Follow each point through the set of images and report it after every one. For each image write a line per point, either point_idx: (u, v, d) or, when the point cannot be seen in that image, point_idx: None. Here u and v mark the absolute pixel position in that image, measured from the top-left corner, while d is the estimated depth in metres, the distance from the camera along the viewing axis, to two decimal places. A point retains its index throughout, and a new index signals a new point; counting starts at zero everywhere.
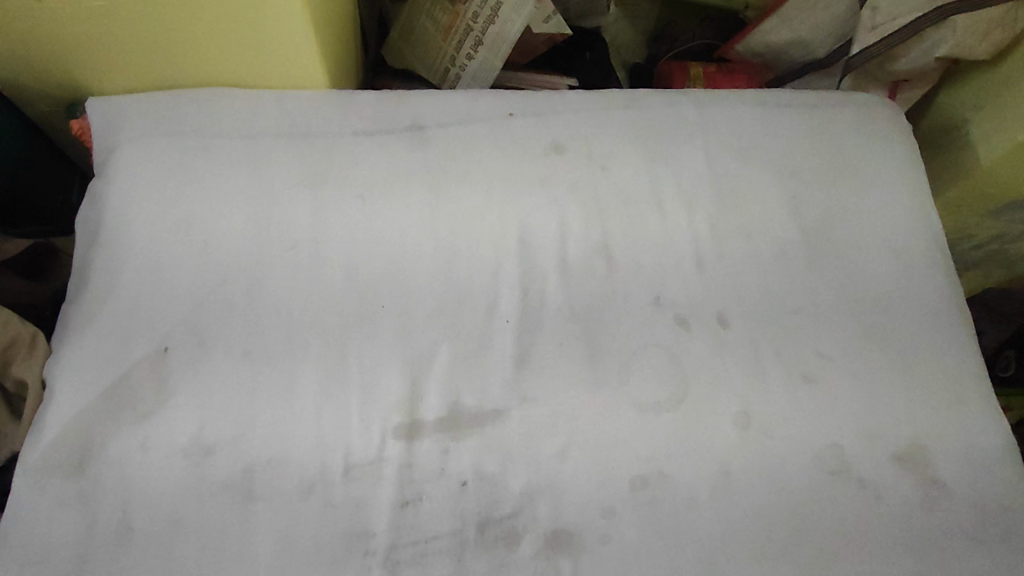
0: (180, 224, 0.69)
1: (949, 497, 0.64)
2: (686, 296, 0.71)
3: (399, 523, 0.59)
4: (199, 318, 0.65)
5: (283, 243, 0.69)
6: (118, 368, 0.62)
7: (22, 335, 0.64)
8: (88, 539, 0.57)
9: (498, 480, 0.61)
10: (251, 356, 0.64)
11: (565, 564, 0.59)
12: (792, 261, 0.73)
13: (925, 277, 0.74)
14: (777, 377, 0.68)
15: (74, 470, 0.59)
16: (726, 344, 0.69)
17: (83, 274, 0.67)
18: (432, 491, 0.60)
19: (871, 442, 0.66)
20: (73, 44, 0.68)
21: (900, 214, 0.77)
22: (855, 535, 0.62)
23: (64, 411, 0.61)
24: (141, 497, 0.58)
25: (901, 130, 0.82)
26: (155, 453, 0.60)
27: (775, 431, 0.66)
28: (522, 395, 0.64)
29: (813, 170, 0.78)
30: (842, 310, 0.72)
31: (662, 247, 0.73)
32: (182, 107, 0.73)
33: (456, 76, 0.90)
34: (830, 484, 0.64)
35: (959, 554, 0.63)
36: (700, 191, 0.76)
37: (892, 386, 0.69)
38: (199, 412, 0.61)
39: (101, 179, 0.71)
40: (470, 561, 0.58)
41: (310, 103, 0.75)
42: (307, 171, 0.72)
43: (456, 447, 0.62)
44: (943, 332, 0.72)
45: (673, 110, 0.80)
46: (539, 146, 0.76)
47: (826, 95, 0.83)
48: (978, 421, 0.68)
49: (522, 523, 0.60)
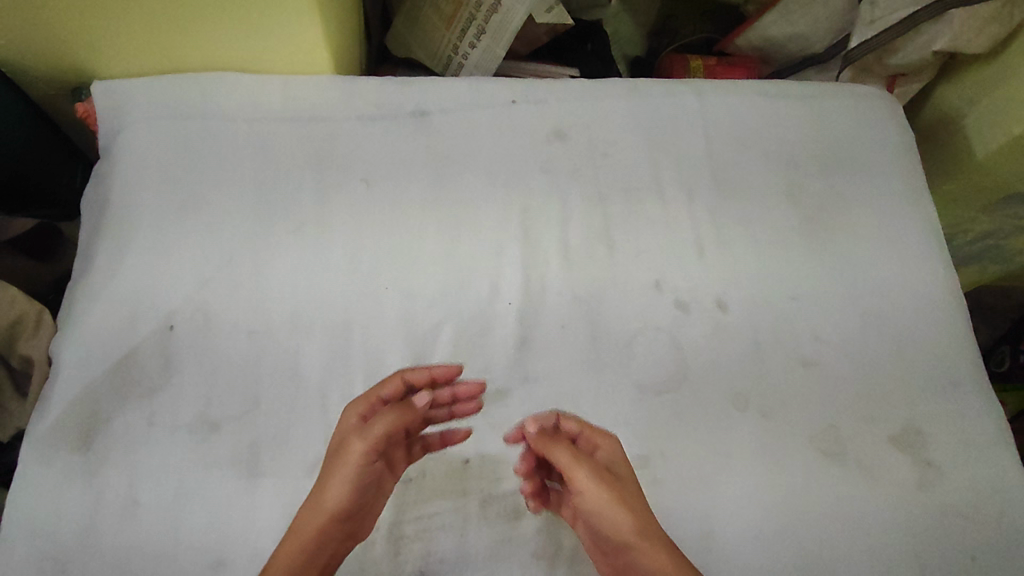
0: (186, 205, 0.69)
1: (944, 479, 0.66)
2: (686, 281, 0.72)
3: (402, 499, 0.60)
4: (204, 297, 0.65)
5: (288, 224, 0.69)
6: (123, 345, 0.63)
7: (28, 313, 0.65)
8: (95, 512, 0.57)
9: (501, 457, 0.62)
10: (256, 336, 0.64)
11: (566, 541, 0.60)
12: (790, 248, 0.74)
13: (922, 265, 0.75)
14: (775, 361, 0.69)
15: (80, 445, 0.60)
16: (725, 327, 0.70)
17: (88, 253, 0.68)
18: (435, 468, 0.61)
19: (867, 424, 0.67)
20: (78, 26, 0.68)
21: (897, 203, 0.78)
22: (851, 515, 0.63)
23: (70, 387, 0.61)
24: (146, 472, 0.59)
25: (898, 121, 0.83)
26: (161, 429, 0.60)
27: (773, 414, 0.67)
28: (524, 376, 0.65)
29: (811, 160, 0.79)
30: (840, 297, 0.73)
31: (663, 233, 0.74)
32: (188, 90, 0.74)
33: (458, 65, 0.90)
34: (826, 465, 0.65)
35: (953, 534, 0.64)
36: (700, 178, 0.77)
37: (887, 370, 0.70)
38: (204, 389, 0.62)
39: (107, 160, 0.72)
40: (473, 536, 0.59)
41: (315, 88, 0.76)
42: (312, 155, 0.73)
43: (459, 426, 0.63)
44: (939, 319, 0.73)
45: (673, 99, 0.80)
46: (541, 133, 0.77)
47: (824, 86, 0.84)
48: (974, 406, 0.69)
49: (523, 501, 0.61)
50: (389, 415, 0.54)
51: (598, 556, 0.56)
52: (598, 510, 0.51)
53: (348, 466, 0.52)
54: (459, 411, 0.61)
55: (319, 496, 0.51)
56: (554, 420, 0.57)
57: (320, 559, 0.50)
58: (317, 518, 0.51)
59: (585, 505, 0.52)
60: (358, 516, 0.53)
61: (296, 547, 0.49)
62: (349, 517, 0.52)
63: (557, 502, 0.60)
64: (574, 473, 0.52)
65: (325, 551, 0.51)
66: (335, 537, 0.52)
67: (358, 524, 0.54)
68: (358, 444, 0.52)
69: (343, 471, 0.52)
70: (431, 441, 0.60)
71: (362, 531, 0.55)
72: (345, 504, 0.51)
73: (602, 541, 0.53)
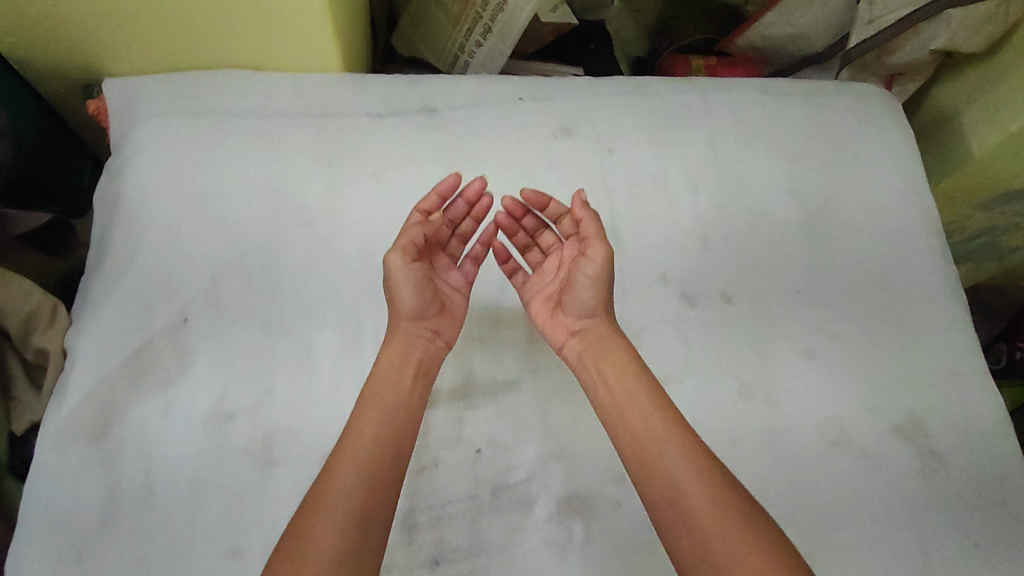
0: (198, 200, 0.70)
1: (947, 467, 0.67)
2: (692, 274, 0.73)
3: (415, 488, 0.60)
4: (218, 290, 0.66)
5: (300, 218, 0.70)
6: (138, 337, 0.64)
7: (43, 305, 0.66)
8: (112, 501, 0.58)
9: (512, 447, 0.63)
10: (269, 328, 0.65)
11: (577, 528, 0.61)
12: (794, 242, 0.76)
13: (922, 259, 0.77)
14: (780, 352, 0.70)
15: (96, 435, 0.60)
16: (730, 319, 0.71)
17: (101, 248, 0.68)
18: (447, 458, 0.62)
19: (871, 414, 0.68)
20: (93, 24, 0.69)
21: (898, 198, 0.79)
22: (856, 502, 0.65)
23: (85, 379, 0.62)
24: (163, 461, 0.59)
25: (898, 118, 0.85)
26: (176, 419, 0.61)
27: (778, 404, 0.68)
28: (534, 367, 0.66)
29: (813, 155, 0.81)
30: (843, 290, 0.74)
31: (669, 226, 0.75)
32: (199, 87, 0.75)
33: (465, 63, 0.92)
34: (831, 454, 0.66)
35: (956, 521, 0.65)
36: (704, 174, 0.78)
37: (890, 361, 0.71)
38: (219, 380, 0.63)
39: (119, 156, 0.72)
40: (485, 524, 0.60)
41: (325, 85, 0.77)
42: (322, 151, 0.74)
43: (471, 416, 0.63)
44: (940, 311, 0.74)
45: (678, 96, 0.82)
46: (548, 129, 0.78)
47: (825, 84, 0.85)
48: (975, 396, 0.70)
49: (535, 490, 0.62)
50: (414, 226, 0.62)
51: (550, 322, 0.65)
52: (593, 280, 0.61)
53: (399, 271, 0.60)
54: (480, 213, 0.69)
55: (395, 306, 0.62)
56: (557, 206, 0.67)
57: (413, 354, 0.61)
58: (401, 322, 0.62)
59: (587, 274, 0.61)
60: (435, 316, 0.63)
61: (393, 353, 0.60)
62: (424, 316, 0.62)
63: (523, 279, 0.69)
64: (592, 247, 0.61)
65: (416, 347, 0.61)
66: (421, 336, 0.62)
67: (442, 322, 0.64)
68: (397, 256, 0.60)
69: (402, 282, 0.60)
70: (478, 252, 0.68)
71: (452, 330, 0.64)
72: (415, 306, 0.62)
73: (573, 307, 0.63)
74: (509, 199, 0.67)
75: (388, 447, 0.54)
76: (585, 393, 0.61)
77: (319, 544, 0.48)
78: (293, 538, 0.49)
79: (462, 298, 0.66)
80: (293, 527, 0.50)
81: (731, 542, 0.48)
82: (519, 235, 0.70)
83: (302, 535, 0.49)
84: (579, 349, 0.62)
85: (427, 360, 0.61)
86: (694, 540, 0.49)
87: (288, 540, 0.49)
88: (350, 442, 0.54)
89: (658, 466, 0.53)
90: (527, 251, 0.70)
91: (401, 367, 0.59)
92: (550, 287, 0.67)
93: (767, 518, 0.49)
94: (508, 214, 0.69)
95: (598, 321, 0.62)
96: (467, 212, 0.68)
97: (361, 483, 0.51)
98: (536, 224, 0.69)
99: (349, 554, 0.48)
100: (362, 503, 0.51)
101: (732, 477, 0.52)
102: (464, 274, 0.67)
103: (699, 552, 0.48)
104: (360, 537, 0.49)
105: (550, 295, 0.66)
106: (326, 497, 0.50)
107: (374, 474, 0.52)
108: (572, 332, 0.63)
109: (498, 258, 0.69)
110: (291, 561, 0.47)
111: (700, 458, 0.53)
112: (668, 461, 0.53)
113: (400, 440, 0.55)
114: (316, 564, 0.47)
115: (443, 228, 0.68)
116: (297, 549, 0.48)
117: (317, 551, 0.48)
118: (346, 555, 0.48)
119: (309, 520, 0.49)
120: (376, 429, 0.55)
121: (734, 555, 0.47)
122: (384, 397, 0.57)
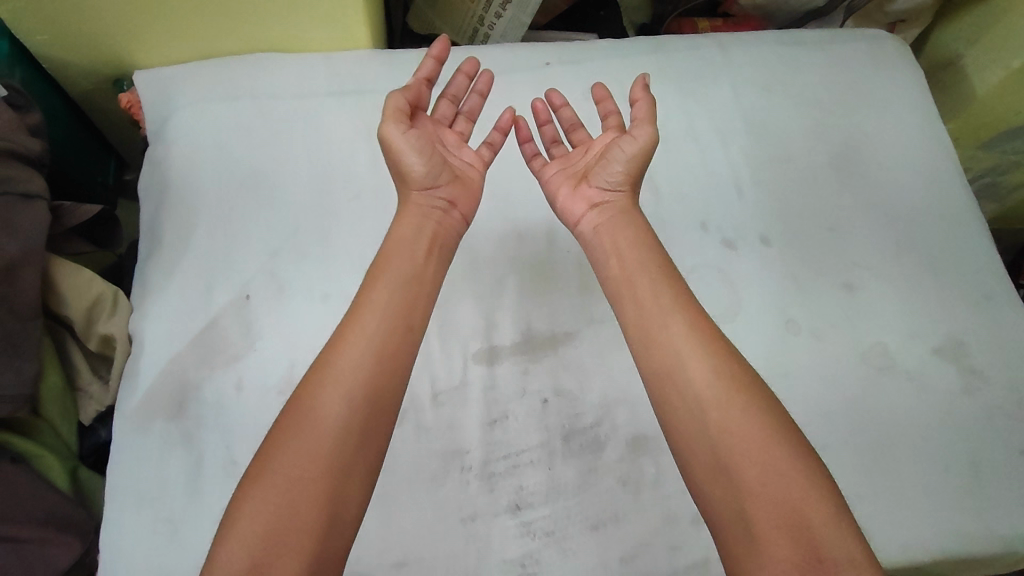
0: (245, 181, 0.71)
1: (987, 384, 0.70)
2: (730, 220, 0.75)
3: (490, 439, 0.62)
4: (276, 267, 0.68)
5: (347, 192, 0.71)
6: (205, 316, 0.65)
7: (105, 294, 0.68)
8: (198, 472, 0.60)
9: (577, 395, 0.65)
10: (330, 299, 0.67)
11: (647, 466, 0.63)
12: (822, 183, 0.78)
13: (946, 193, 0.79)
14: (822, 288, 0.73)
15: (175, 414, 0.62)
16: (770, 260, 0.74)
17: (154, 235, 0.69)
18: (517, 409, 0.64)
19: (911, 340, 0.71)
20: (122, 17, 0.69)
21: (915, 137, 0.82)
22: (906, 423, 0.68)
23: (156, 361, 0.63)
24: (242, 433, 0.61)
25: (908, 60, 0.87)
26: (250, 392, 0.63)
27: (824, 336, 0.71)
28: (590, 318, 0.68)
29: (832, 101, 0.83)
30: (874, 225, 0.77)
31: (703, 176, 0.77)
32: (232, 71, 0.75)
33: (485, 36, 0.93)
34: (879, 380, 0.69)
35: (1000, 432, 0.68)
36: (732, 124, 0.80)
37: (924, 290, 0.74)
38: (288, 352, 0.64)
39: (158, 145, 0.73)
40: (560, 469, 0.62)
41: (356, 63, 0.77)
42: (361, 125, 0.75)
43: (535, 367, 0.65)
44: (964, 240, 0.77)
45: (698, 52, 0.84)
46: (577, 90, 0.79)
47: (836, 32, 0.88)
48: (1006, 316, 0.73)
49: (604, 433, 0.64)
50: (397, 93, 0.58)
51: (571, 197, 0.63)
52: (630, 156, 0.60)
53: (399, 140, 0.57)
54: (485, 87, 0.66)
55: (404, 177, 0.58)
56: (637, 88, 0.60)
57: (428, 226, 0.58)
58: (412, 193, 0.59)
59: (625, 151, 0.60)
60: (450, 185, 0.60)
61: (406, 227, 0.57)
62: (436, 186, 0.59)
63: (540, 165, 0.67)
64: (639, 128, 0.59)
65: (430, 220, 0.58)
66: (435, 208, 0.59)
67: (457, 194, 0.60)
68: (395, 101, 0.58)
69: (407, 146, 0.57)
70: (495, 138, 0.65)
71: (468, 207, 0.61)
72: (426, 175, 0.58)
73: (596, 178, 0.61)
74: (596, 89, 0.65)
75: (396, 321, 0.51)
76: (593, 266, 0.61)
77: (320, 418, 0.46)
78: (301, 413, 0.46)
79: (480, 172, 0.63)
80: (292, 407, 0.47)
81: (743, 426, 0.47)
82: (547, 126, 0.69)
83: (303, 411, 0.47)
84: (598, 222, 0.61)
85: (443, 231, 0.58)
86: (695, 408, 0.49)
87: (288, 417, 0.47)
88: (359, 325, 0.50)
89: (666, 344, 0.52)
90: (553, 144, 0.69)
91: (415, 238, 0.56)
92: (574, 164, 0.65)
93: (776, 402, 0.49)
94: (545, 103, 0.70)
95: (612, 202, 0.61)
96: (456, 81, 0.65)
97: (372, 371, 0.48)
98: (573, 117, 0.67)
99: (357, 430, 0.46)
100: (369, 393, 0.48)
101: (741, 357, 0.52)
102: (479, 154, 0.63)
103: (700, 421, 0.49)
104: (369, 420, 0.47)
105: (575, 171, 0.64)
106: (332, 389, 0.47)
107: (393, 351, 0.50)
108: (594, 207, 0.62)
109: (519, 139, 0.68)
110: (296, 442, 0.45)
111: (712, 339, 0.52)
112: (678, 342, 0.52)
113: (412, 322, 0.52)
114: (323, 438, 0.45)
115: (448, 104, 0.64)
116: (300, 428, 0.46)
117: (321, 437, 0.45)
118: (352, 423, 0.46)
119: (318, 408, 0.47)
120: (386, 309, 0.51)
121: (746, 432, 0.47)
122: (392, 279, 0.53)
